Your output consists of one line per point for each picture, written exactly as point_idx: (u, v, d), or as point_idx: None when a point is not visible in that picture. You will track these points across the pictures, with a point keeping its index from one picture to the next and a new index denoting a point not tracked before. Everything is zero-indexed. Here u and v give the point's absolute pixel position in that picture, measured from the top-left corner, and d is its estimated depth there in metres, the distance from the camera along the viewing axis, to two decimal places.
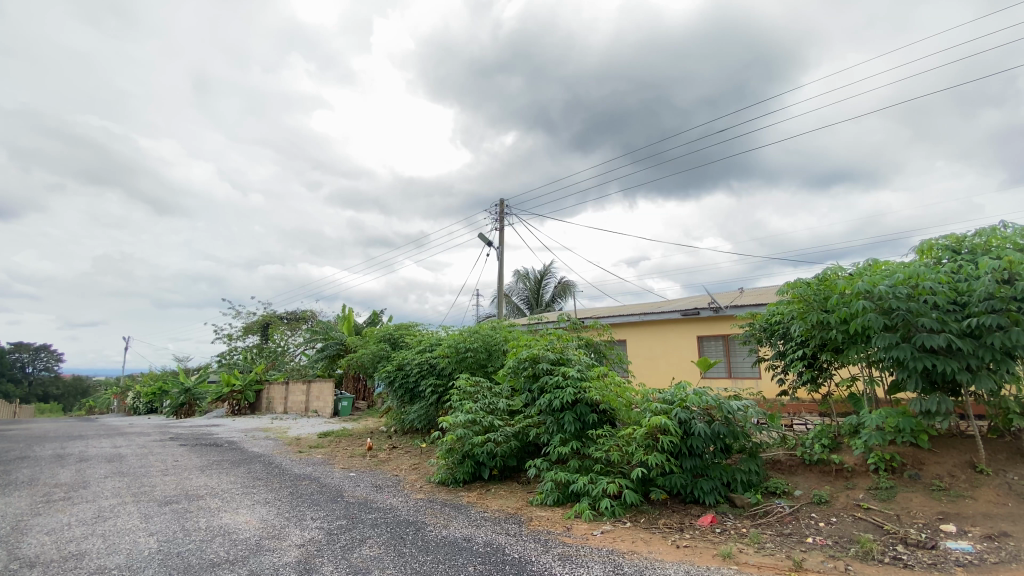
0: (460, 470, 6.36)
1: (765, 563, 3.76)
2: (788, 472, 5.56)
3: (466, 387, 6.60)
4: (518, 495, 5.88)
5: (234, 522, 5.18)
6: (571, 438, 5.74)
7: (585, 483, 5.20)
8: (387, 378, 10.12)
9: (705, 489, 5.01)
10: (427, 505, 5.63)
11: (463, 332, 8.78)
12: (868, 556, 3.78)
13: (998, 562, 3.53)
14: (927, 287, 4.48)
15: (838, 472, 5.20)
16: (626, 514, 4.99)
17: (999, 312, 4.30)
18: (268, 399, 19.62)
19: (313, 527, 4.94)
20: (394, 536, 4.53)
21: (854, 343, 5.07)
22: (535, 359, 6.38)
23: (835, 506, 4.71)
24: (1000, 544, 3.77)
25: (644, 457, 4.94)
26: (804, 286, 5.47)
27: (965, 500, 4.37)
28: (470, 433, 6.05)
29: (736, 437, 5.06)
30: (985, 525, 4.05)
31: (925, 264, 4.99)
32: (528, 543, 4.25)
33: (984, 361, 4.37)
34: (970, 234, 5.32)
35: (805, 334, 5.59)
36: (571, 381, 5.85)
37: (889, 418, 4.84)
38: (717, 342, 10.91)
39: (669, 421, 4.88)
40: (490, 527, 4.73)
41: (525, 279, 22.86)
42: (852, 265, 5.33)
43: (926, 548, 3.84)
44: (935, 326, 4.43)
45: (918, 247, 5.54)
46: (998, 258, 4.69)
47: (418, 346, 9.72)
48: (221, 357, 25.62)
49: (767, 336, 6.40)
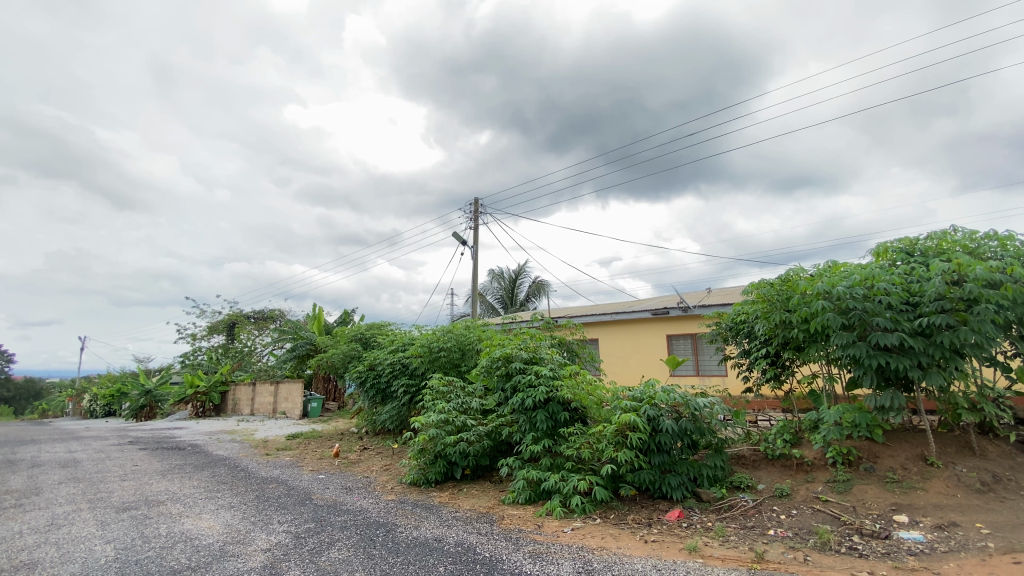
0: (432, 471, 6.32)
1: (729, 555, 3.86)
2: (752, 467, 5.73)
3: (439, 387, 6.56)
4: (490, 494, 5.89)
5: (196, 528, 5.02)
6: (543, 437, 5.78)
7: (557, 481, 5.24)
8: (358, 378, 9.97)
9: (673, 484, 5.13)
10: (397, 506, 5.58)
11: (436, 331, 8.71)
12: (826, 547, 3.93)
13: (948, 551, 3.72)
14: (882, 288, 4.69)
15: (799, 466, 5.40)
16: (596, 511, 5.06)
17: (948, 312, 4.54)
18: (234, 401, 19.09)
19: (280, 531, 4.82)
20: (364, 538, 4.47)
21: (814, 342, 5.26)
22: (508, 358, 6.38)
23: (796, 499, 4.88)
24: (949, 534, 3.97)
25: (614, 454, 5.02)
26: (768, 286, 5.64)
27: (917, 491, 4.60)
28: (442, 433, 6.02)
29: (702, 433, 5.20)
30: (935, 515, 4.25)
31: (880, 266, 5.22)
32: (499, 541, 4.26)
33: (934, 359, 4.59)
34: (922, 238, 5.61)
35: (769, 333, 5.77)
36: (543, 380, 5.88)
37: (847, 414, 5.05)
38: (686, 341, 11.15)
39: (638, 418, 4.97)
40: (461, 526, 4.72)
41: (499, 279, 22.88)
42: (813, 267, 5.53)
43: (881, 539, 4.01)
44: (888, 325, 4.65)
45: (874, 249, 5.79)
46: (948, 261, 4.94)
47: (391, 346, 9.61)
48: (185, 357, 24.78)
49: (732, 335, 6.59)
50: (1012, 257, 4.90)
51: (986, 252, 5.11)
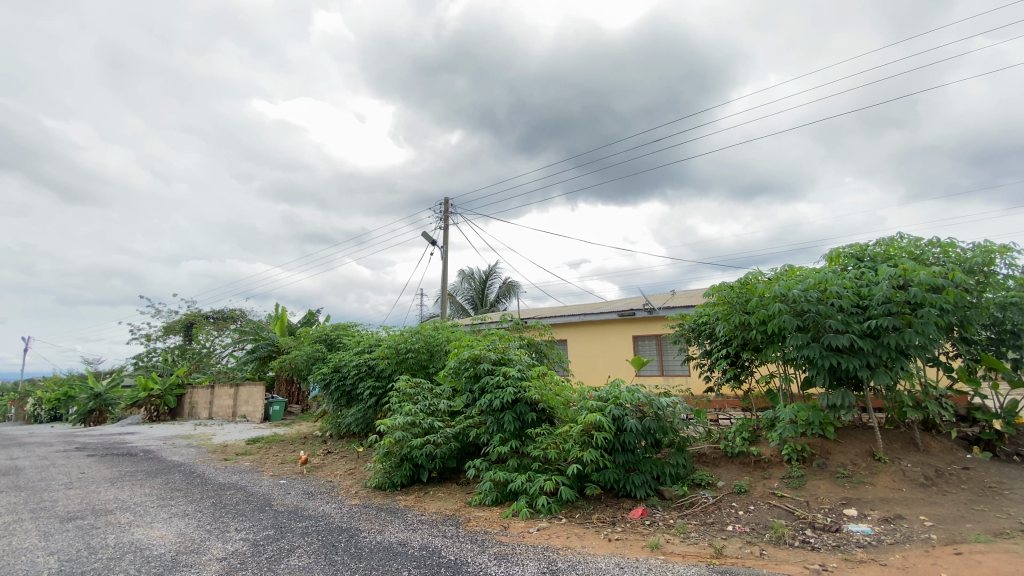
0: (398, 474, 6.25)
1: (689, 551, 3.96)
2: (712, 464, 5.90)
3: (405, 389, 6.48)
4: (456, 497, 5.85)
5: (148, 538, 4.80)
6: (510, 437, 5.78)
7: (523, 482, 5.25)
8: (322, 380, 9.74)
9: (636, 483, 5.22)
10: (361, 510, 5.47)
11: (404, 332, 8.60)
12: (781, 541, 4.08)
13: (893, 543, 3.91)
14: (834, 291, 4.91)
15: (756, 463, 5.59)
16: (561, 510, 5.10)
17: (895, 314, 4.78)
18: (191, 404, 18.37)
19: (238, 539, 4.66)
20: (326, 544, 4.38)
21: (771, 343, 5.45)
22: (476, 359, 6.35)
23: (753, 495, 5.05)
24: (894, 526, 4.16)
25: (580, 454, 5.07)
26: (728, 289, 5.81)
27: (865, 485, 4.83)
28: (409, 436, 5.96)
29: (665, 432, 5.31)
30: (882, 509, 4.46)
31: (833, 271, 5.46)
32: (465, 543, 4.24)
33: (881, 359, 4.83)
34: (871, 244, 5.92)
35: (729, 334, 5.94)
36: (511, 380, 5.88)
37: (801, 412, 5.26)
38: (651, 342, 11.37)
39: (604, 418, 5.04)
40: (426, 530, 4.67)
41: (470, 279, 22.82)
42: (771, 271, 5.73)
43: (832, 532, 4.19)
44: (840, 327, 4.86)
45: (828, 254, 6.05)
46: (894, 266, 5.22)
47: (357, 347, 9.43)
48: (138, 359, 23.68)
49: (695, 336, 6.75)
50: (952, 263, 5.23)
51: (929, 258, 5.44)
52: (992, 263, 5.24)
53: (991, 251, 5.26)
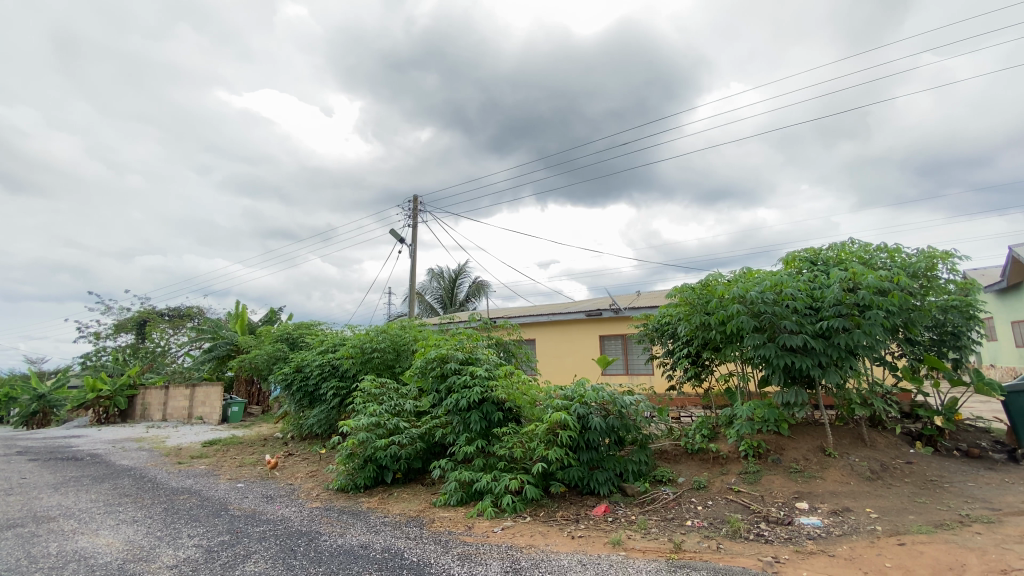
0: (361, 476, 6.15)
1: (650, 547, 4.04)
2: (673, 461, 6.04)
3: (370, 389, 6.38)
4: (420, 498, 5.78)
5: (93, 546, 4.55)
6: (476, 437, 5.77)
7: (488, 481, 5.24)
8: (284, 381, 9.47)
9: (600, 480, 5.29)
10: (322, 513, 5.35)
11: (369, 332, 8.45)
12: (736, 535, 4.21)
13: (841, 535, 4.09)
14: (789, 294, 5.11)
15: (715, 459, 5.77)
16: (526, 509, 5.12)
17: (844, 316, 5.02)
18: (143, 406, 17.57)
19: (190, 546, 4.47)
20: (284, 549, 4.26)
21: (731, 343, 5.62)
22: (443, 359, 6.28)
23: (711, 490, 5.20)
24: (842, 518, 4.36)
25: (545, 452, 5.11)
26: (690, 290, 5.96)
27: (816, 480, 5.05)
28: (372, 437, 5.87)
29: (629, 429, 5.41)
30: (831, 501, 4.66)
31: (789, 274, 5.68)
32: (428, 544, 4.20)
33: (831, 358, 5.05)
34: (824, 248, 6.19)
35: (690, 334, 6.10)
36: (478, 380, 5.86)
37: (758, 410, 5.43)
38: (617, 342, 11.57)
39: (569, 416, 5.09)
40: (389, 532, 4.60)
41: (439, 279, 22.67)
42: (730, 273, 5.91)
43: (784, 524, 4.35)
44: (794, 328, 5.06)
45: (785, 258, 6.29)
46: (845, 270, 5.47)
47: (320, 347, 9.22)
48: (86, 358, 22.44)
49: (658, 335, 6.89)
50: (898, 268, 5.53)
51: (877, 263, 5.73)
52: (934, 268, 5.57)
53: (933, 257, 5.59)
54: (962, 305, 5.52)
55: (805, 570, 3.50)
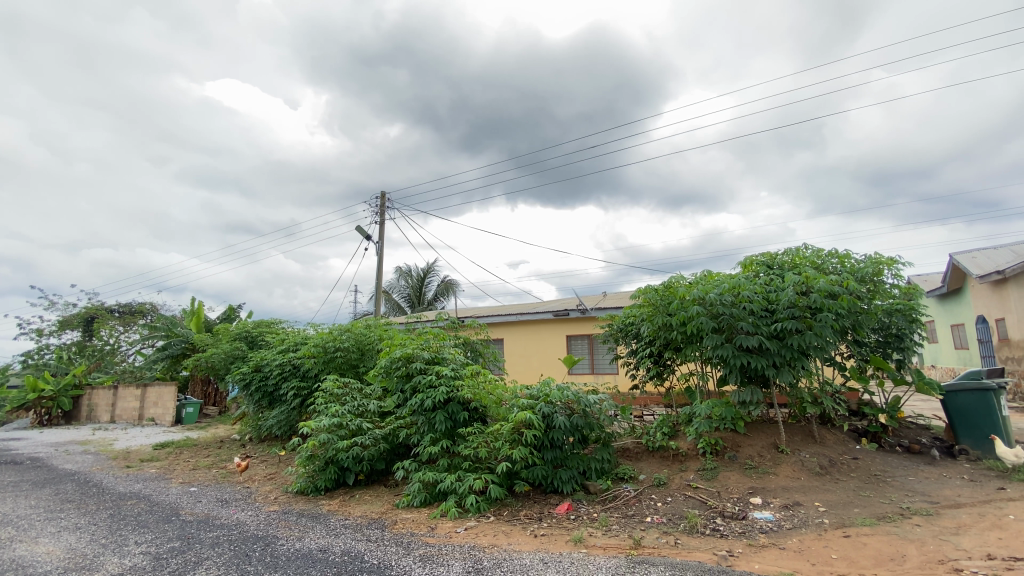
0: (322, 477, 6.01)
1: (610, 543, 4.12)
2: (635, 458, 6.17)
3: (332, 389, 6.23)
4: (383, 499, 5.70)
5: (30, 554, 4.29)
6: (441, 437, 5.73)
7: (452, 481, 5.21)
8: (241, 381, 9.15)
9: (564, 479, 5.35)
10: (280, 517, 5.21)
11: (332, 331, 8.25)
12: (694, 530, 4.34)
13: (791, 528, 4.27)
14: (745, 296, 5.30)
15: (675, 456, 5.92)
16: (490, 509, 5.12)
17: (798, 317, 5.24)
18: (90, 407, 16.71)
19: (137, 553, 4.27)
20: (238, 554, 4.12)
21: (691, 343, 5.78)
22: (408, 358, 6.21)
23: (671, 487, 5.33)
24: (793, 512, 4.54)
25: (509, 452, 5.13)
26: (653, 291, 6.09)
27: (769, 475, 5.25)
28: (334, 438, 5.74)
29: (592, 428, 5.48)
30: (783, 496, 4.86)
31: (747, 277, 5.87)
32: (390, 547, 4.15)
33: (784, 358, 5.26)
34: (780, 253, 6.43)
35: (653, 334, 6.23)
36: (444, 380, 5.81)
37: (716, 408, 5.59)
38: (583, 342, 11.72)
39: (534, 416, 5.12)
40: (350, 535, 4.52)
41: (407, 277, 22.43)
42: (691, 275, 6.07)
43: (739, 519, 4.50)
44: (750, 329, 5.25)
45: (743, 261, 6.51)
46: (799, 274, 5.71)
47: (280, 346, 8.96)
48: (26, 357, 21.12)
49: (623, 335, 7.01)
50: (848, 273, 5.81)
51: (828, 268, 6.00)
52: (880, 274, 5.87)
53: (880, 263, 5.90)
54: (905, 309, 5.85)
55: (757, 563, 3.63)
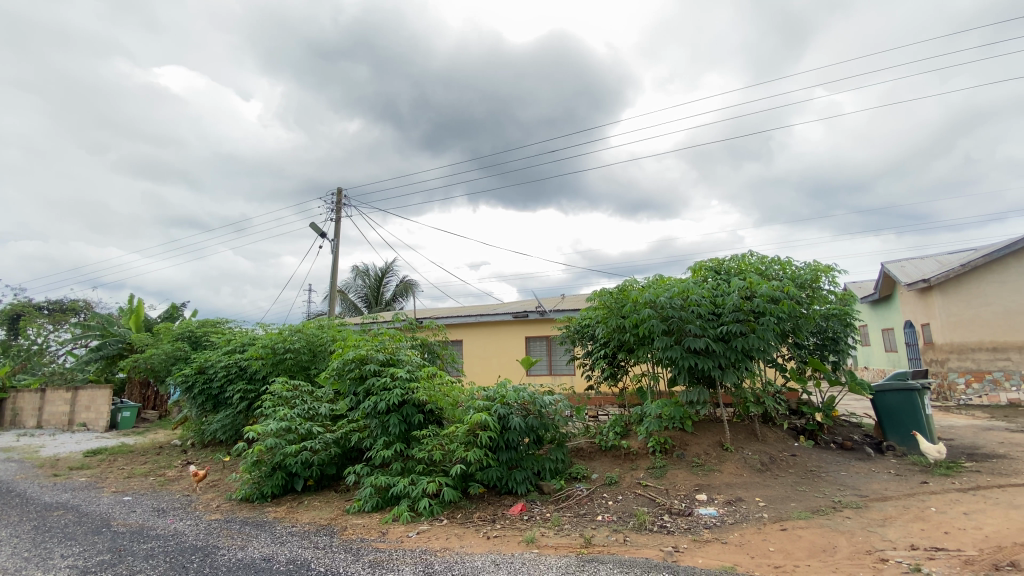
0: (268, 484, 5.81)
1: (562, 543, 4.17)
2: (588, 458, 6.28)
3: (281, 392, 6.01)
4: (333, 505, 5.56)
5: None
6: (395, 441, 5.63)
7: (405, 485, 5.14)
8: (182, 383, 8.70)
9: (518, 480, 5.38)
10: (222, 526, 4.99)
11: (282, 331, 7.97)
12: (642, 527, 4.45)
13: (733, 523, 4.46)
14: (694, 300, 5.50)
15: (626, 455, 6.08)
16: (443, 512, 5.09)
17: (742, 321, 5.50)
18: (14, 412, 15.43)
19: (62, 567, 3.98)
20: (176, 566, 3.92)
21: (643, 345, 5.93)
22: (361, 360, 6.08)
23: (621, 486, 5.45)
24: (736, 508, 4.75)
25: (464, 454, 5.11)
26: (607, 294, 6.21)
27: (714, 472, 5.46)
28: (282, 443, 5.55)
29: (547, 428, 5.55)
30: (726, 493, 5.06)
31: (696, 282, 6.09)
32: (338, 553, 4.04)
33: (729, 360, 5.50)
34: (727, 259, 6.72)
35: (607, 336, 6.37)
36: (399, 382, 5.72)
37: (666, 408, 5.77)
38: (541, 342, 11.83)
39: (489, 417, 5.14)
40: (296, 542, 4.38)
41: (365, 276, 21.96)
42: (644, 279, 6.24)
43: (685, 516, 4.66)
44: (697, 331, 5.46)
45: (693, 267, 6.76)
46: (744, 279, 5.98)
47: (226, 347, 8.59)
48: None
49: (579, 337, 7.12)
50: (789, 279, 6.14)
51: (771, 274, 6.31)
52: (818, 280, 6.23)
53: (818, 270, 6.25)
54: (840, 314, 6.24)
55: (700, 558, 3.77)
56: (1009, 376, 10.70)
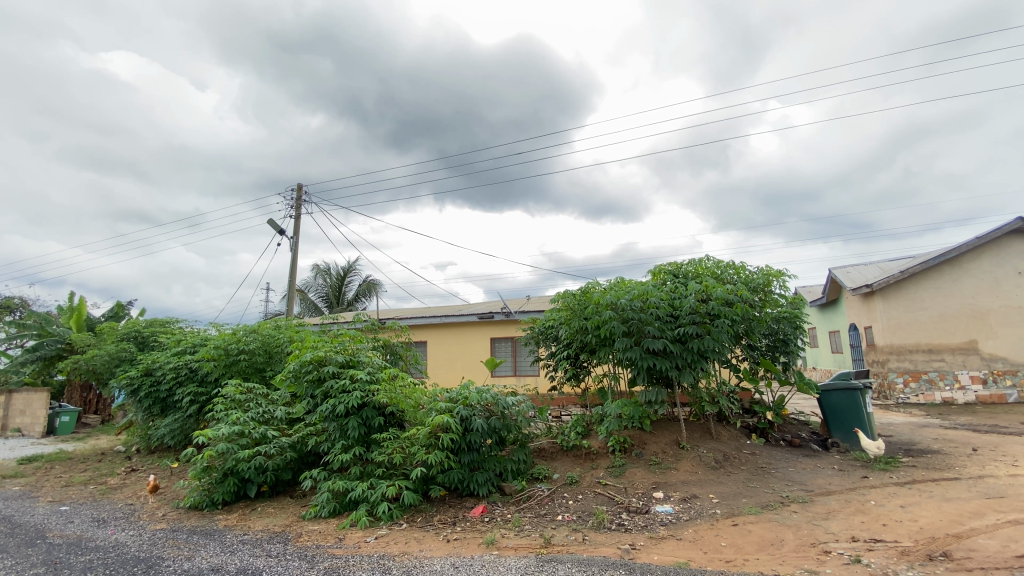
0: (219, 491, 5.59)
1: (521, 544, 4.19)
2: (550, 458, 6.33)
3: (234, 395, 5.81)
4: (288, 511, 5.39)
5: None
6: (353, 444, 5.52)
7: (364, 489, 5.05)
8: (127, 386, 8.26)
9: (479, 481, 5.37)
10: (168, 535, 4.76)
11: (236, 332, 7.70)
12: (601, 525, 4.53)
13: (688, 519, 4.59)
14: (653, 302, 5.64)
15: (587, 454, 6.16)
16: (403, 516, 5.02)
17: (698, 323, 5.68)
18: None
19: None
20: None
21: (604, 346, 6.03)
22: (320, 362, 5.94)
23: (582, 485, 5.53)
24: (691, 505, 4.89)
25: (425, 457, 5.06)
26: (570, 296, 6.29)
27: (671, 470, 5.61)
28: (234, 448, 5.35)
29: (509, 429, 5.57)
30: (682, 490, 5.21)
31: (655, 285, 6.23)
32: (292, 561, 3.93)
33: (685, 361, 5.66)
34: (685, 263, 6.91)
35: (570, 337, 6.46)
36: (359, 384, 5.61)
37: (625, 408, 5.89)
38: (506, 344, 11.85)
39: (451, 419, 5.11)
40: (247, 551, 4.23)
41: (326, 275, 21.44)
42: (606, 281, 6.35)
43: (642, 514, 4.76)
44: (656, 333, 5.61)
45: (652, 270, 6.92)
46: (701, 283, 6.17)
47: (175, 347, 8.21)
48: None
49: (542, 338, 7.18)
50: (742, 283, 6.38)
51: (726, 277, 6.53)
52: (769, 285, 6.49)
53: (770, 275, 6.51)
54: (790, 317, 6.52)
55: (656, 555, 3.86)
56: (943, 376, 11.49)
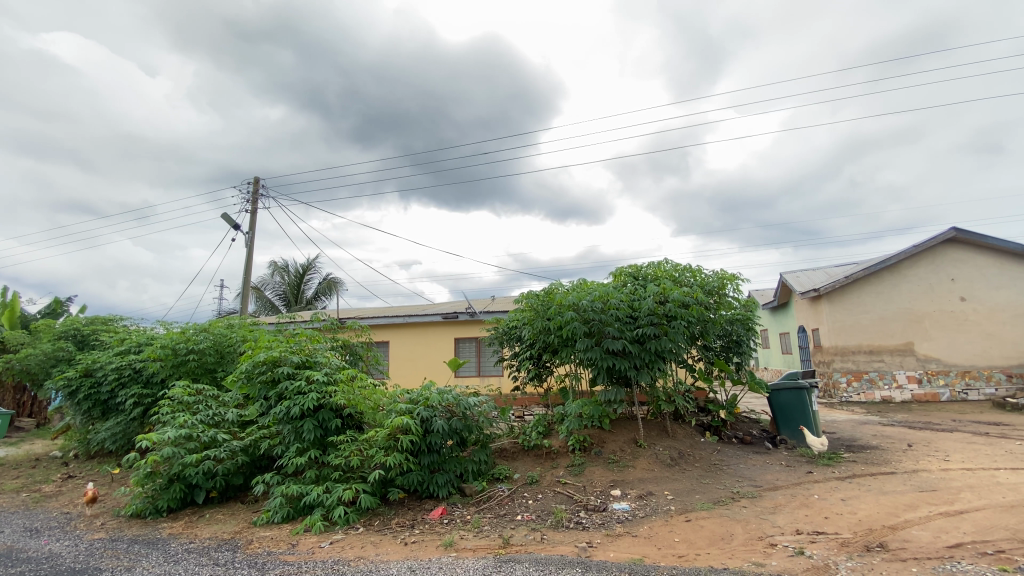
0: (164, 497, 5.34)
1: (480, 545, 4.18)
2: (511, 458, 6.36)
3: (182, 397, 5.56)
4: (238, 518, 5.20)
5: None
6: (309, 447, 5.38)
7: (319, 493, 4.92)
8: (64, 388, 7.77)
9: (439, 483, 5.33)
10: (107, 545, 4.51)
11: (185, 331, 7.37)
12: (559, 524, 4.58)
13: (644, 516, 4.70)
14: (613, 304, 5.75)
15: (547, 453, 6.22)
16: (359, 520, 4.93)
17: (656, 324, 5.82)
18: None
19: None
20: None
21: (565, 346, 6.10)
22: (274, 363, 5.76)
23: (542, 484, 5.58)
24: (646, 502, 5.01)
25: (383, 459, 4.98)
26: (534, 297, 6.35)
27: (628, 468, 5.74)
28: (181, 452, 5.12)
29: (471, 430, 5.55)
30: (639, 487, 5.33)
31: (616, 286, 6.35)
32: (241, 569, 3.79)
33: (643, 361, 5.79)
34: (645, 265, 7.06)
35: (532, 338, 6.51)
36: (315, 386, 5.46)
37: (585, 407, 5.98)
38: (470, 344, 11.82)
39: (411, 421, 5.06)
40: (193, 559, 4.05)
41: (284, 273, 20.77)
42: (568, 282, 6.43)
43: (600, 511, 4.84)
44: (615, 334, 5.72)
45: (614, 271, 7.04)
46: (659, 285, 6.33)
47: (118, 347, 7.79)
48: None
49: (505, 338, 7.21)
50: (698, 285, 6.57)
51: (683, 280, 6.72)
52: (724, 288, 6.70)
53: (724, 278, 6.73)
54: (743, 319, 6.78)
55: (612, 551, 3.94)
56: (883, 376, 12.21)
